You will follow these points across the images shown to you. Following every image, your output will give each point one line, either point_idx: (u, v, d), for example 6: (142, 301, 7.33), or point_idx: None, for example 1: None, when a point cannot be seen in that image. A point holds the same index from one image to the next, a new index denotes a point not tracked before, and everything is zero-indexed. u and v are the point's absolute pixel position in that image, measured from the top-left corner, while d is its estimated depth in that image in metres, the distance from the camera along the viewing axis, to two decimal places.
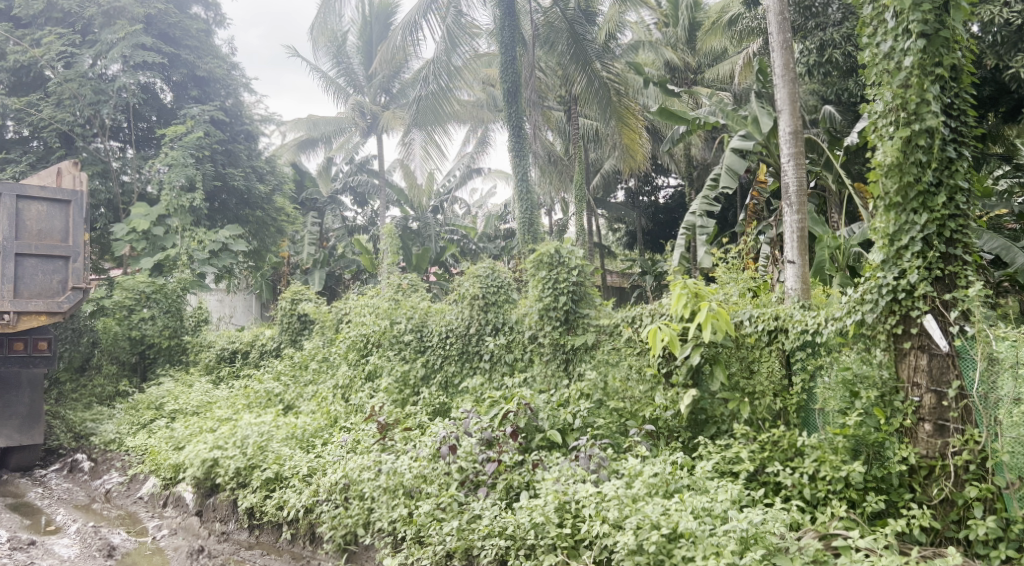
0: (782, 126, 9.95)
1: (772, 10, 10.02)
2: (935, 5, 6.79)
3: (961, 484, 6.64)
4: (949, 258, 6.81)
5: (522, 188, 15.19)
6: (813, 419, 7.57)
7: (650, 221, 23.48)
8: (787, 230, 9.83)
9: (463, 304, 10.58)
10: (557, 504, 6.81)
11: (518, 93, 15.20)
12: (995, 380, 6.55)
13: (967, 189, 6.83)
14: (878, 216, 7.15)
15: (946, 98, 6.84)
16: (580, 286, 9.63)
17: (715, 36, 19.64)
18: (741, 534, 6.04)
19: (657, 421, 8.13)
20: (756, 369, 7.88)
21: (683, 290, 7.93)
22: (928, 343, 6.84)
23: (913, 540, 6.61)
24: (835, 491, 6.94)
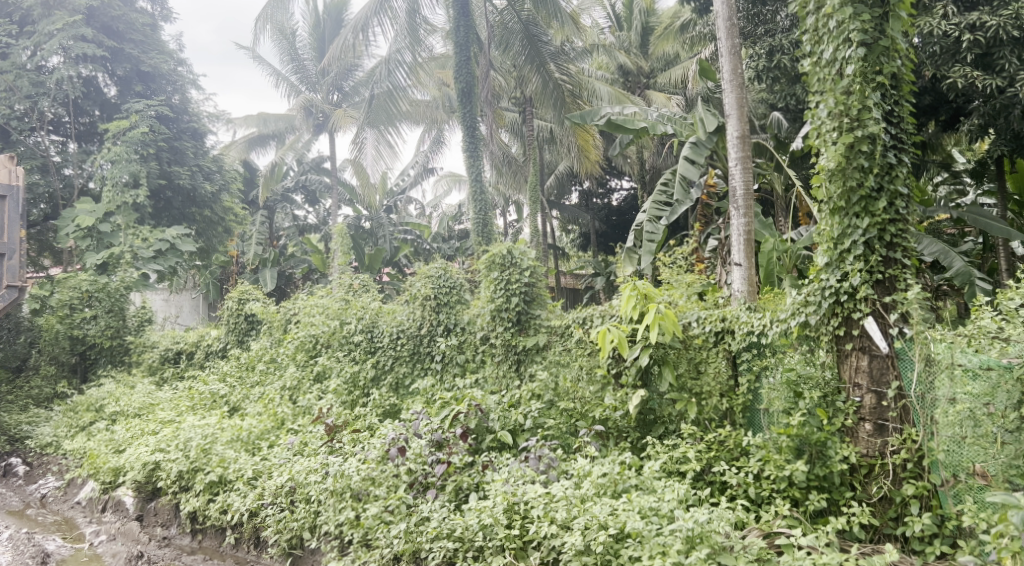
0: (730, 130, 10.09)
1: (721, 16, 10.14)
2: (875, 15, 6.97)
3: (899, 482, 6.83)
4: (889, 261, 6.99)
5: (476, 188, 15.17)
6: (758, 419, 7.71)
7: (603, 223, 23.73)
8: (735, 234, 9.96)
9: (415, 305, 10.54)
10: (505, 506, 6.80)
11: (473, 93, 15.17)
12: (933, 381, 6.71)
13: (907, 195, 7.02)
14: (822, 220, 7.31)
15: (887, 106, 7.03)
16: (532, 286, 9.64)
17: (667, 42, 19.89)
18: (686, 534, 6.11)
19: (607, 422, 8.18)
20: (703, 370, 7.95)
21: (632, 291, 8.02)
22: (869, 344, 7.01)
23: (853, 537, 6.77)
24: (778, 490, 7.07)
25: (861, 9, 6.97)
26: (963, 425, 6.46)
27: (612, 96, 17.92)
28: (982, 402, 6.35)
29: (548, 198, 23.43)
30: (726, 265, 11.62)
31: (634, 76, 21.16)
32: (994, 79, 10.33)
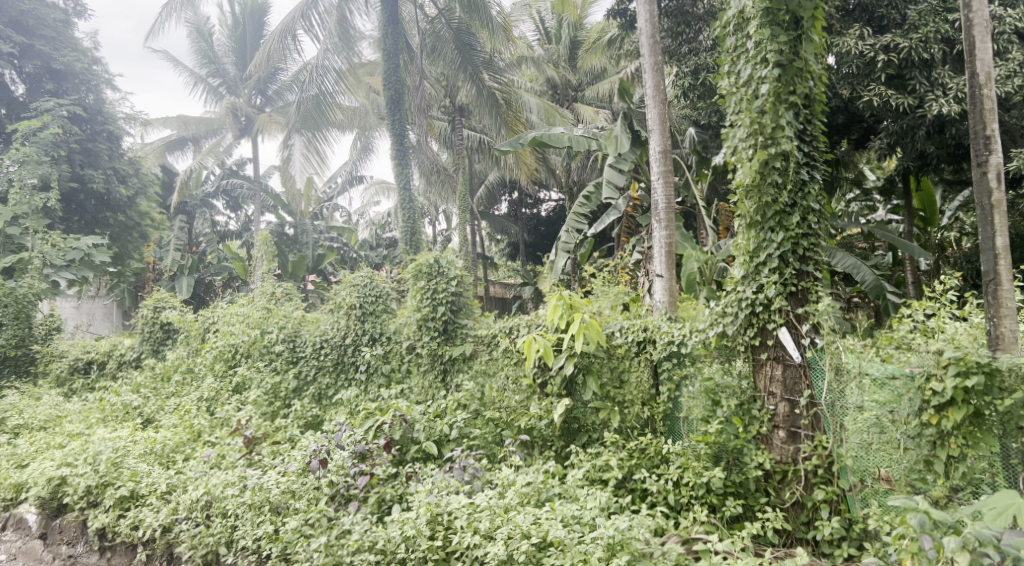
0: (653, 145, 10.30)
1: (645, 32, 10.33)
2: (790, 37, 7.21)
3: (811, 488, 7.03)
4: (802, 274, 7.24)
5: (404, 196, 15.09)
6: (678, 427, 7.85)
7: (531, 233, 23.96)
8: (657, 246, 10.19)
9: (339, 314, 10.38)
10: (429, 517, 6.75)
11: (401, 101, 15.05)
12: (843, 390, 6.93)
13: (819, 210, 7.29)
14: (739, 233, 7.54)
15: (800, 124, 7.29)
16: (459, 296, 9.64)
17: (594, 56, 20.21)
18: (607, 541, 6.19)
19: (532, 431, 8.25)
20: (626, 379, 8.07)
21: (559, 301, 8.07)
22: (783, 354, 7.21)
23: (767, 541, 6.96)
24: (696, 496, 7.22)
25: (777, 32, 7.20)
26: (869, 431, 6.79)
27: (542, 108, 18.19)
28: (888, 409, 6.69)
29: (477, 209, 23.52)
30: (649, 276, 11.83)
31: (562, 89, 21.49)
32: (905, 98, 10.77)
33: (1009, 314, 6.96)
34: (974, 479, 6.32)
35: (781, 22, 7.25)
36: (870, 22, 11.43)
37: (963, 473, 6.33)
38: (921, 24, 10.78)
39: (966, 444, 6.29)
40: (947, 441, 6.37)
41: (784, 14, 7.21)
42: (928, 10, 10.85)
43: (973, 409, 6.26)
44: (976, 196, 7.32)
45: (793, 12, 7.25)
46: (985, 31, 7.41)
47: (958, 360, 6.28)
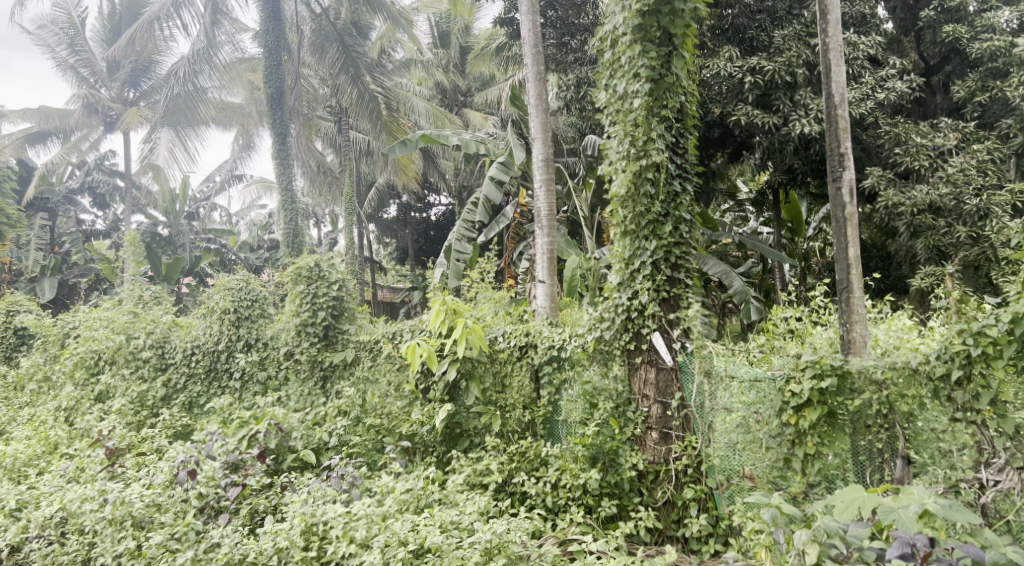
0: (535, 153, 10.42)
1: (527, 43, 10.42)
2: (662, 53, 7.46)
3: (681, 486, 7.29)
4: (674, 281, 7.52)
5: (287, 196, 14.85)
6: (558, 430, 7.98)
7: (421, 237, 24.07)
8: (539, 252, 10.33)
9: (212, 318, 10.02)
10: (303, 527, 6.57)
11: (283, 99, 14.70)
12: (716, 393, 7.00)
13: (690, 220, 7.59)
14: (615, 240, 7.75)
15: (672, 138, 7.56)
16: (339, 301, 9.45)
17: (483, 63, 20.57)
18: (484, 546, 6.18)
19: (413, 437, 8.24)
20: (508, 384, 8.18)
21: (442, 306, 8.08)
22: (656, 358, 7.47)
23: (639, 540, 7.19)
24: (574, 498, 7.40)
25: (650, 48, 7.42)
26: (736, 432, 6.80)
27: (429, 112, 18.24)
28: (753, 410, 6.68)
29: (364, 213, 23.16)
30: (533, 281, 12.01)
31: (451, 94, 21.82)
32: (771, 117, 11.34)
33: (860, 319, 7.34)
34: (830, 475, 6.30)
35: (653, 38, 7.50)
36: (740, 43, 12.04)
37: (819, 469, 6.32)
38: (785, 48, 11.38)
39: (821, 442, 6.28)
40: (804, 439, 6.36)
41: (656, 31, 7.46)
42: (791, 34, 11.48)
43: (828, 409, 6.26)
44: (832, 209, 7.82)
45: (664, 29, 7.50)
46: (839, 56, 7.90)
47: (815, 363, 6.24)
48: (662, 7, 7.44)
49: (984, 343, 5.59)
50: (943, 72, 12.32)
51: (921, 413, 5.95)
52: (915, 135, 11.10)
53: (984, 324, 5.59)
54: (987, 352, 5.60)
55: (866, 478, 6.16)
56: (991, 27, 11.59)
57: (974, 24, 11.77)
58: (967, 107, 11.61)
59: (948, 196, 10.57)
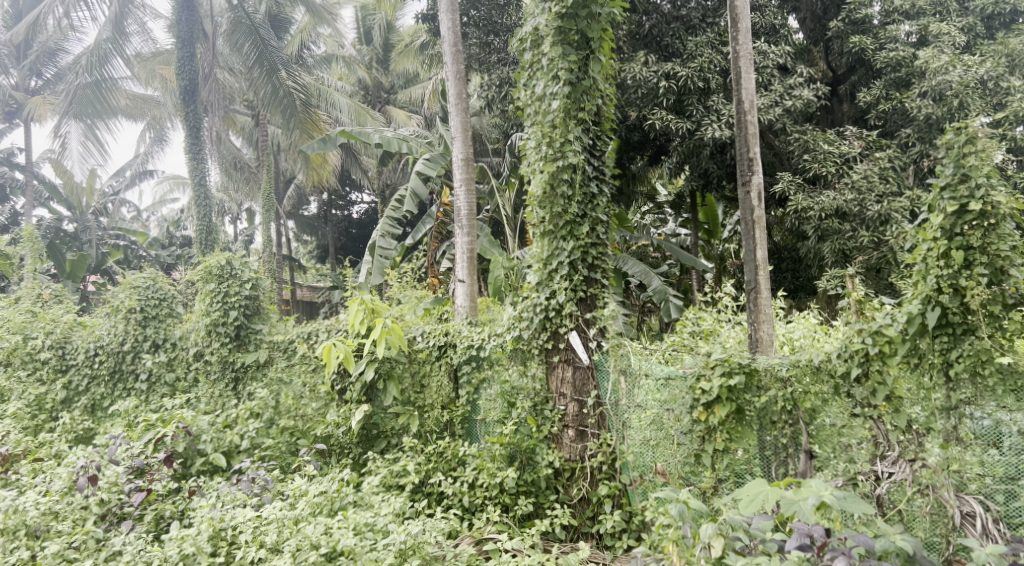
0: (455, 152, 10.38)
1: (446, 41, 10.38)
2: (580, 57, 7.53)
3: (596, 483, 7.37)
4: (591, 281, 7.61)
5: (200, 191, 14.45)
6: (476, 429, 8.00)
7: (342, 235, 23.79)
8: (458, 251, 10.32)
9: (116, 318, 9.62)
10: (210, 533, 6.39)
11: (196, 92, 14.26)
12: (635, 391, 7.06)
13: (606, 222, 7.69)
14: (533, 240, 7.80)
15: (589, 140, 7.65)
16: (252, 300, 9.23)
17: (407, 60, 20.56)
18: (399, 547, 6.11)
19: (328, 439, 8.11)
20: (426, 384, 8.15)
21: (360, 306, 8.00)
22: (573, 357, 7.54)
23: (555, 537, 7.23)
24: (490, 497, 7.39)
25: (568, 51, 7.49)
26: (650, 429, 6.81)
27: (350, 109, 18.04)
28: (666, 408, 6.68)
29: (284, 210, 22.85)
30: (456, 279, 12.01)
31: (375, 91, 21.72)
32: (685, 122, 11.59)
33: (767, 319, 7.52)
34: (738, 470, 6.36)
35: (571, 41, 7.56)
36: (658, 49, 12.28)
37: (727, 465, 6.36)
38: (698, 55, 11.68)
39: (730, 438, 6.31)
40: (714, 435, 6.38)
41: (574, 34, 7.52)
42: (705, 42, 11.79)
43: (736, 406, 6.27)
44: (741, 212, 8.04)
45: (582, 32, 7.58)
46: (749, 63, 8.15)
47: (724, 362, 6.26)
48: (580, 11, 7.51)
49: (881, 342, 5.69)
50: (850, 81, 12.73)
51: (824, 408, 6.01)
52: (822, 143, 11.54)
53: (881, 323, 5.71)
54: (884, 351, 5.71)
55: (772, 473, 6.21)
56: (894, 39, 12.09)
57: (878, 36, 12.26)
58: (871, 114, 12.04)
59: (853, 202, 10.98)
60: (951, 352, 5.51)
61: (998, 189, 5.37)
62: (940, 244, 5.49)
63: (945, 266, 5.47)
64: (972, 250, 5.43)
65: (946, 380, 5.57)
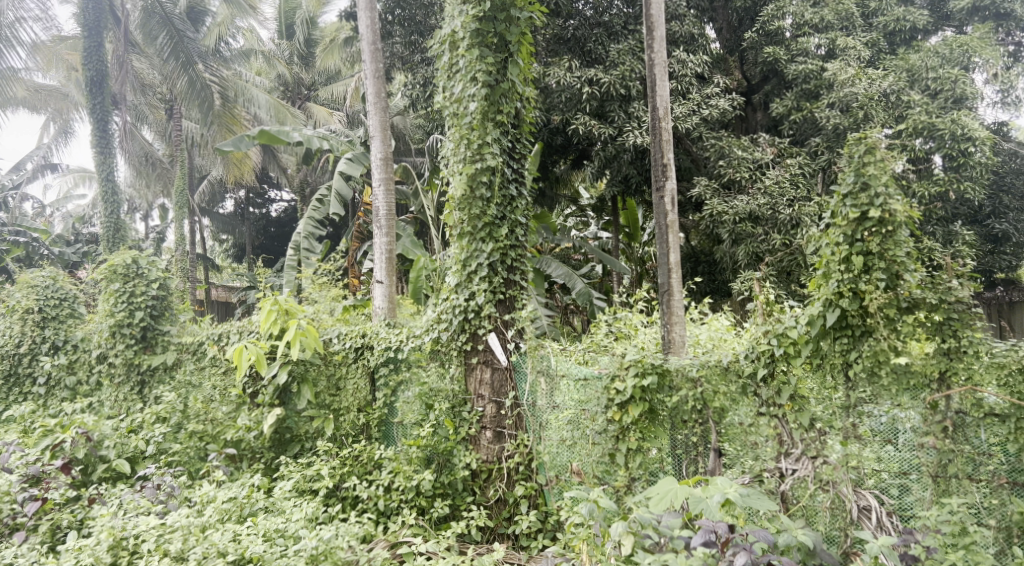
0: (374, 151, 10.26)
1: (365, 39, 10.26)
2: (498, 60, 7.53)
3: (512, 484, 7.38)
4: (510, 283, 7.62)
5: (108, 187, 13.92)
6: (392, 432, 7.94)
7: (260, 234, 23.38)
8: (377, 251, 10.20)
9: (13, 319, 9.21)
10: (110, 542, 6.14)
11: (104, 84, 13.68)
12: (555, 391, 7.07)
13: (525, 224, 7.73)
14: (452, 241, 7.75)
15: (507, 142, 7.65)
16: (159, 300, 8.93)
17: (330, 57, 20.36)
18: (310, 553, 5.97)
19: (239, 443, 7.88)
20: (342, 386, 8.08)
21: (273, 307, 7.76)
22: (492, 358, 7.52)
23: (471, 539, 7.20)
24: (406, 500, 7.32)
25: (486, 54, 7.49)
26: (565, 429, 6.86)
27: (270, 105, 17.66)
28: (582, 408, 6.73)
29: (199, 207, 22.27)
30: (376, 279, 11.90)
31: (295, 86, 21.34)
32: (607, 127, 11.75)
33: (679, 322, 7.66)
34: (651, 469, 6.47)
35: (489, 44, 7.58)
36: (580, 54, 12.40)
37: (641, 463, 6.45)
38: (620, 62, 11.85)
39: (643, 437, 6.42)
40: (627, 435, 6.46)
41: (492, 37, 7.54)
42: (626, 49, 11.96)
43: (648, 406, 6.40)
44: (655, 216, 8.17)
45: (500, 35, 7.61)
46: (663, 71, 8.30)
47: (637, 362, 6.35)
48: (498, 15, 7.55)
49: (785, 343, 5.89)
50: (763, 90, 13.24)
51: (733, 408, 6.15)
52: (737, 149, 11.83)
53: (786, 325, 5.90)
54: (788, 352, 5.90)
55: (683, 471, 6.34)
56: (804, 51, 12.46)
57: (789, 47, 12.65)
58: (783, 123, 12.50)
59: (765, 206, 11.31)
60: (851, 353, 5.70)
61: (895, 198, 5.58)
62: (842, 249, 5.69)
63: (846, 271, 5.68)
64: (872, 256, 5.63)
65: (846, 379, 5.76)
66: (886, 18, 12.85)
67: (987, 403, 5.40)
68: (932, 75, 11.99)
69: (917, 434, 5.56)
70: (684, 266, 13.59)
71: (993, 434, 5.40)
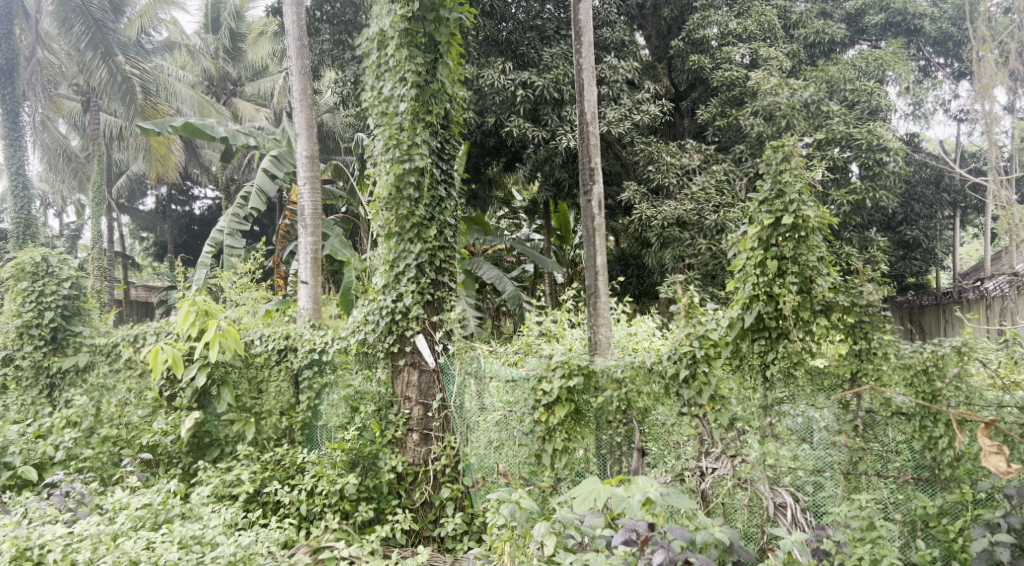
0: (299, 149, 10.06)
1: (291, 35, 10.06)
2: (426, 60, 7.48)
3: (438, 486, 7.32)
4: (438, 284, 7.58)
5: (18, 180, 13.38)
6: (316, 435, 7.82)
7: (182, 232, 22.86)
8: (302, 250, 10.01)
9: None
10: (13, 553, 5.85)
11: (15, 73, 13.15)
12: (484, 393, 7.03)
13: (454, 226, 7.70)
14: (380, 242, 7.65)
15: (437, 143, 7.61)
16: (72, 300, 8.59)
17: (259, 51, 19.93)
18: (229, 559, 5.82)
19: (155, 448, 7.64)
20: (264, 389, 7.89)
21: (191, 307, 7.57)
22: (419, 360, 7.46)
23: (396, 542, 7.13)
24: (329, 504, 7.21)
25: (415, 54, 7.43)
26: (492, 431, 6.86)
27: (194, 100, 17.22)
28: (509, 410, 6.73)
29: (117, 204, 21.58)
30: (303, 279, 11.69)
31: (220, 82, 20.83)
32: (541, 131, 11.80)
33: (605, 323, 7.74)
34: (576, 469, 6.51)
35: (418, 44, 7.52)
36: (514, 57, 12.42)
37: (566, 464, 6.48)
38: (552, 66, 11.91)
39: (569, 438, 6.45)
40: (554, 435, 6.49)
41: (421, 37, 7.48)
42: (559, 54, 12.04)
43: (574, 407, 6.44)
44: (582, 220, 8.23)
45: (429, 35, 7.55)
46: (591, 76, 8.39)
47: (564, 363, 6.39)
48: (427, 14, 7.49)
49: (706, 345, 5.99)
50: (690, 98, 13.50)
51: (655, 408, 6.23)
52: (665, 155, 12.01)
53: (707, 327, 6.00)
54: (709, 354, 6.00)
55: (607, 471, 6.41)
56: (728, 60, 12.74)
57: (715, 56, 12.91)
58: (709, 130, 12.78)
59: (692, 212, 11.49)
60: (768, 354, 5.84)
61: (809, 205, 5.74)
62: (758, 254, 5.83)
63: (762, 274, 5.81)
64: (785, 260, 5.78)
65: (763, 380, 5.90)
66: (806, 30, 13.24)
67: (894, 402, 5.59)
68: (849, 87, 12.41)
69: (831, 433, 5.74)
70: (613, 268, 13.75)
71: (899, 433, 5.60)
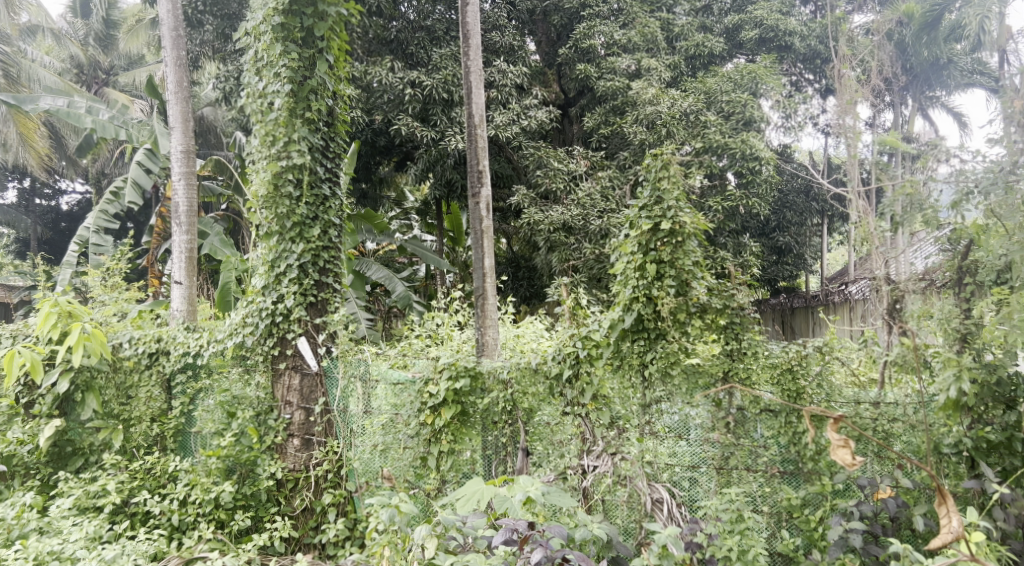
0: (174, 143, 9.61)
1: (165, 24, 9.60)
2: (305, 56, 7.30)
3: (320, 492, 7.12)
4: (321, 285, 7.39)
5: None
6: (190, 443, 7.49)
7: (48, 228, 21.70)
8: (175, 249, 9.58)
9: None
10: None
11: None
12: (371, 395, 6.91)
13: (338, 225, 7.55)
14: (259, 241, 7.40)
15: (320, 141, 7.44)
16: None
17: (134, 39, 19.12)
18: None
19: (11, 459, 7.23)
20: (133, 395, 7.51)
21: (52, 308, 7.11)
22: (301, 363, 7.24)
23: (274, 550, 6.90)
24: (203, 513, 6.91)
25: (290, 48, 7.22)
26: (377, 434, 6.73)
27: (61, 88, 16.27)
28: (394, 413, 6.65)
29: None
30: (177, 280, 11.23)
31: (90, 69, 19.77)
32: (429, 131, 11.73)
33: (493, 323, 7.71)
34: (461, 470, 6.49)
35: (295, 38, 7.31)
36: (402, 56, 12.32)
37: (451, 465, 6.46)
38: (441, 67, 11.84)
39: (455, 439, 6.43)
40: (439, 437, 6.45)
41: (299, 31, 7.29)
42: (448, 54, 11.99)
43: (460, 408, 6.44)
44: (470, 222, 8.23)
45: (308, 30, 7.37)
46: (479, 79, 8.40)
47: (450, 365, 6.39)
48: (305, 9, 7.31)
49: (589, 346, 6.08)
50: (579, 104, 13.74)
51: (540, 408, 6.30)
52: (553, 160, 12.13)
53: (590, 328, 6.10)
54: (591, 354, 6.09)
55: (492, 471, 6.43)
56: (613, 68, 13.01)
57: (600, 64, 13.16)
58: (595, 137, 13.03)
59: (577, 217, 11.69)
60: (647, 354, 5.99)
61: (686, 211, 5.92)
62: (638, 258, 5.97)
63: (641, 278, 5.96)
64: (663, 264, 5.94)
65: (642, 380, 6.05)
66: (687, 42, 13.69)
67: (763, 399, 5.80)
68: (726, 99, 12.87)
69: (704, 430, 5.92)
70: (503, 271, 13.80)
71: (768, 428, 5.82)
